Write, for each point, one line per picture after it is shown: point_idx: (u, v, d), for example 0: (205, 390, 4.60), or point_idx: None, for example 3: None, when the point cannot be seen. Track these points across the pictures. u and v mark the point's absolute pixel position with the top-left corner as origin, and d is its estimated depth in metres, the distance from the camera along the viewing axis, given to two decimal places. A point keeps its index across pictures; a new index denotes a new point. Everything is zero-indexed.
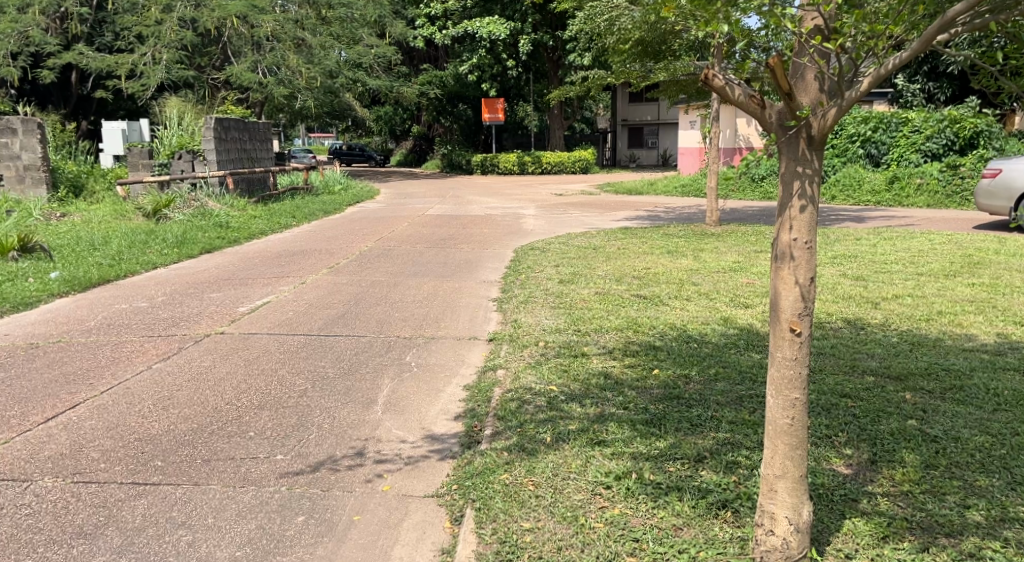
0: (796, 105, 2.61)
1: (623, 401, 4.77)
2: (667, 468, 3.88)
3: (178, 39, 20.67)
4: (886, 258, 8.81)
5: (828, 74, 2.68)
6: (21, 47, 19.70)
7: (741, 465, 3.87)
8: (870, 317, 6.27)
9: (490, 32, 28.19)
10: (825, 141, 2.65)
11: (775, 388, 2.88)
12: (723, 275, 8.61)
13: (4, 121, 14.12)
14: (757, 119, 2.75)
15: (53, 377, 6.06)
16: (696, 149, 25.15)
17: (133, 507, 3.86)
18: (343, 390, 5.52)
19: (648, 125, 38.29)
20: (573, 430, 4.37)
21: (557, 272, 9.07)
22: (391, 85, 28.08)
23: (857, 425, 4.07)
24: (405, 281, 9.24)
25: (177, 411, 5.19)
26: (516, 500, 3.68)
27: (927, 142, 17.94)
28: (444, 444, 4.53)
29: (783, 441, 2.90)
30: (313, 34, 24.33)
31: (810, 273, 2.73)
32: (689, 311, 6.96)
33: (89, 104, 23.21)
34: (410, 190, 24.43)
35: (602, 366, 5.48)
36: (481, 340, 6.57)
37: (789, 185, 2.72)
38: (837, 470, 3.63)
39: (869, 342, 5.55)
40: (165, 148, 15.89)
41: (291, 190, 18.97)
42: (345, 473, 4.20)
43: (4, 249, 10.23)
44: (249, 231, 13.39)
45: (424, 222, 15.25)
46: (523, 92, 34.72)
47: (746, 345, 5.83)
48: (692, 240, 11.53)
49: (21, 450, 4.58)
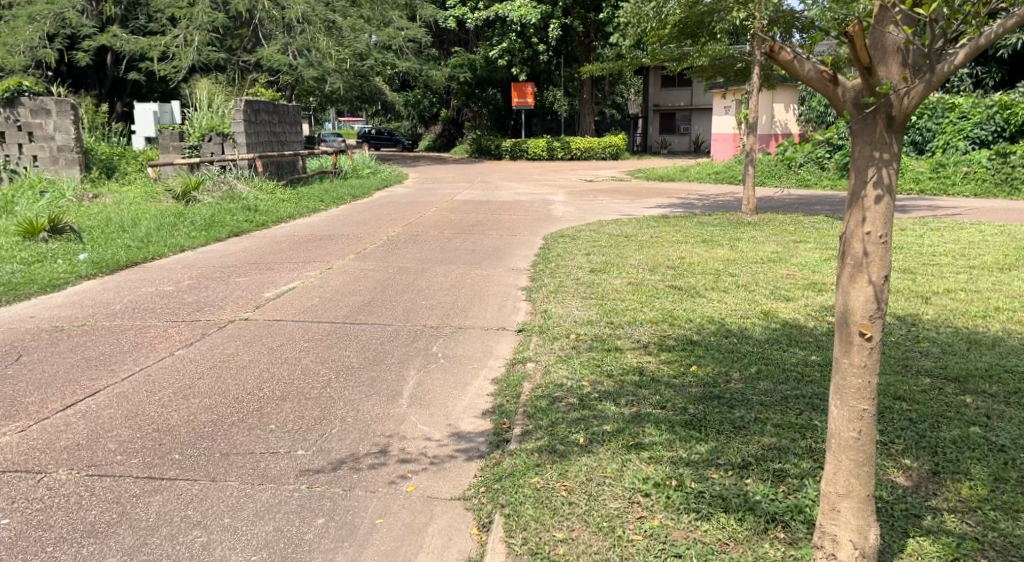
0: (875, 81, 2.37)
1: (660, 399, 4.53)
2: (710, 475, 3.64)
3: (211, 20, 20.62)
4: (934, 250, 8.43)
5: (913, 46, 2.43)
6: (58, 29, 19.92)
7: (791, 474, 3.62)
8: (921, 312, 5.95)
9: (521, 15, 27.84)
10: (907, 122, 2.40)
11: (840, 398, 2.65)
12: (762, 266, 8.31)
13: (39, 101, 14.12)
14: (828, 96, 2.50)
15: (75, 362, 5.96)
16: (731, 135, 24.54)
17: (147, 504, 3.70)
18: (368, 382, 5.33)
19: (680, 110, 37.75)
20: (608, 431, 4.13)
21: (589, 261, 8.82)
22: (421, 68, 27.79)
23: (914, 431, 3.80)
24: (433, 268, 9.06)
25: (197, 400, 5.05)
26: (548, 507, 3.46)
27: (976, 129, 17.45)
28: (472, 443, 4.30)
29: (848, 457, 2.67)
30: (344, 16, 24.16)
31: (885, 271, 2.48)
32: (727, 303, 6.69)
33: (123, 85, 23.37)
34: (439, 174, 24.25)
35: (637, 362, 5.23)
36: (510, 331, 6.34)
37: (863, 172, 2.46)
38: (896, 481, 3.36)
39: (921, 339, 5.26)
40: (195, 130, 15.75)
41: (319, 174, 18.88)
42: (368, 473, 3.99)
43: (35, 229, 10.19)
44: (276, 215, 13.27)
45: (452, 207, 15.04)
46: (553, 77, 34.37)
47: (788, 341, 5.56)
48: (728, 228, 11.23)
49: (37, 439, 4.44)
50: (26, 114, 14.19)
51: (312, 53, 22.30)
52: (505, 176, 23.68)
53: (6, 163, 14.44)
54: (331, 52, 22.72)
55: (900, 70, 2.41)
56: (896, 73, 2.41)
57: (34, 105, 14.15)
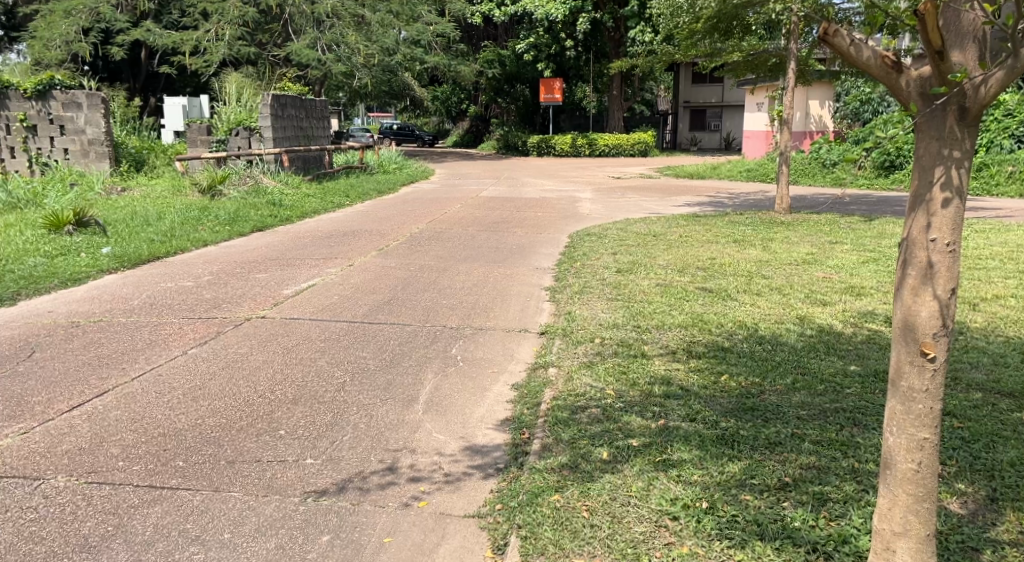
0: (948, 67, 2.21)
1: (689, 412, 4.26)
2: (744, 497, 3.39)
3: (241, 14, 20.60)
4: (982, 253, 8.07)
5: (992, 28, 2.28)
6: (93, 23, 20.15)
7: (832, 498, 3.36)
8: (970, 319, 5.64)
9: (548, 12, 27.61)
10: (983, 115, 2.23)
11: (897, 424, 2.47)
12: (795, 268, 7.98)
13: (70, 95, 14.10)
14: (888, 84, 2.36)
15: (86, 360, 5.80)
16: (764, 133, 24.02)
17: (145, 516, 3.51)
18: (383, 385, 5.13)
19: (711, 107, 37.32)
20: (634, 447, 3.87)
21: (615, 260, 8.55)
22: (449, 62, 27.60)
23: (968, 451, 3.59)
24: (456, 266, 8.85)
25: (206, 403, 4.87)
26: (569, 530, 3.23)
27: (1021, 127, 16.97)
28: (488, 456, 4.06)
29: (907, 491, 2.50)
30: (374, 11, 23.94)
31: (952, 284, 2.30)
32: (760, 307, 6.40)
33: (157, 80, 23.75)
34: (466, 171, 24.08)
35: (665, 370, 4.96)
36: (532, 333, 6.12)
37: (929, 172, 2.30)
38: (950, 509, 3.18)
39: (971, 349, 4.95)
40: (222, 125, 15.61)
41: (345, 169, 18.87)
42: (377, 489, 3.74)
43: (60, 222, 10.10)
44: (301, 210, 13.15)
45: (479, 204, 14.81)
46: (582, 72, 33.97)
47: (826, 349, 5.25)
48: (762, 227, 10.91)
49: (39, 443, 4.28)
50: (58, 107, 14.19)
51: (341, 48, 22.23)
52: (533, 172, 23.46)
53: (38, 156, 14.46)
54: (360, 47, 22.58)
55: (976, 56, 2.27)
56: (971, 60, 2.26)
57: (65, 98, 14.13)
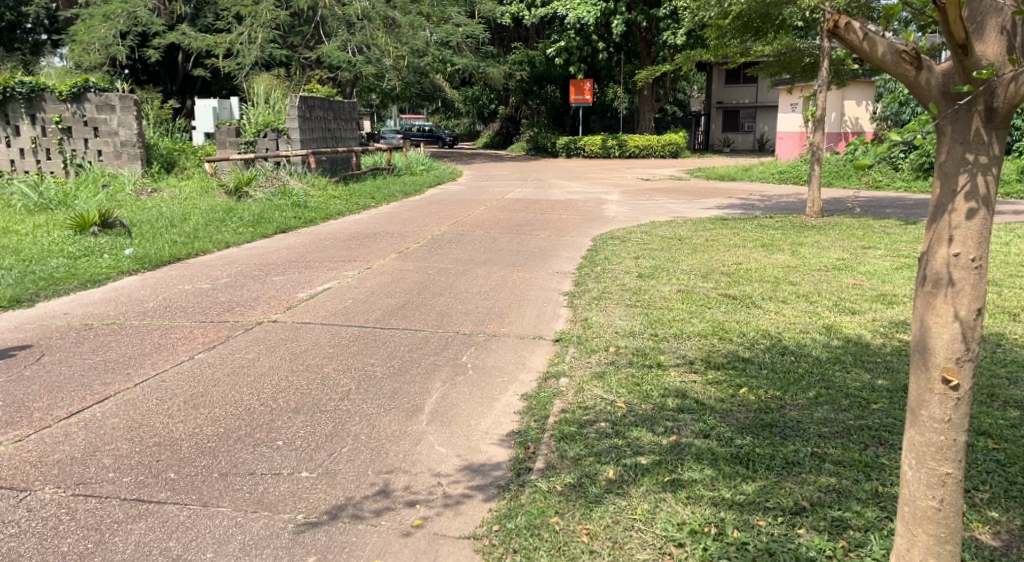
0: (973, 63, 2.01)
1: (704, 427, 4.03)
2: (755, 522, 3.17)
3: (274, 18, 20.52)
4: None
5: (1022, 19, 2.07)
6: (130, 27, 20.29)
7: (852, 526, 3.12)
8: (1010, 331, 5.32)
9: (580, 15, 27.34)
10: (1013, 116, 2.03)
11: (916, 457, 2.29)
12: (824, 274, 7.68)
13: (103, 97, 14.17)
14: (907, 82, 2.17)
15: (93, 364, 5.71)
16: (797, 133, 23.57)
17: (128, 532, 3.37)
18: (389, 394, 4.96)
19: (745, 108, 36.80)
20: (642, 464, 3.66)
21: (638, 265, 8.31)
22: (479, 64, 27.37)
23: (1003, 476, 3.33)
24: (475, 269, 8.68)
25: (206, 410, 4.74)
26: (565, 556, 3.05)
27: None
28: (491, 474, 3.87)
29: (926, 529, 2.32)
30: (405, 13, 23.65)
31: (976, 303, 2.11)
32: (786, 315, 6.13)
33: (194, 83, 23.95)
34: (495, 172, 23.87)
35: (681, 382, 4.72)
36: (546, 341, 5.92)
37: (951, 179, 2.11)
38: (980, 540, 2.93)
39: (1010, 362, 4.66)
40: (251, 126, 15.60)
41: (372, 171, 18.77)
42: (369, 509, 3.56)
43: (85, 223, 10.09)
44: (325, 212, 13.08)
45: (503, 206, 14.62)
46: (614, 73, 33.60)
47: (853, 361, 4.98)
48: (791, 232, 10.58)
49: (31, 452, 4.16)
50: (91, 110, 14.23)
51: (372, 50, 22.13)
52: (562, 173, 23.22)
53: (72, 157, 14.49)
54: (391, 49, 22.43)
55: (1002, 50, 2.07)
56: (998, 54, 2.07)
57: (99, 100, 14.20)
